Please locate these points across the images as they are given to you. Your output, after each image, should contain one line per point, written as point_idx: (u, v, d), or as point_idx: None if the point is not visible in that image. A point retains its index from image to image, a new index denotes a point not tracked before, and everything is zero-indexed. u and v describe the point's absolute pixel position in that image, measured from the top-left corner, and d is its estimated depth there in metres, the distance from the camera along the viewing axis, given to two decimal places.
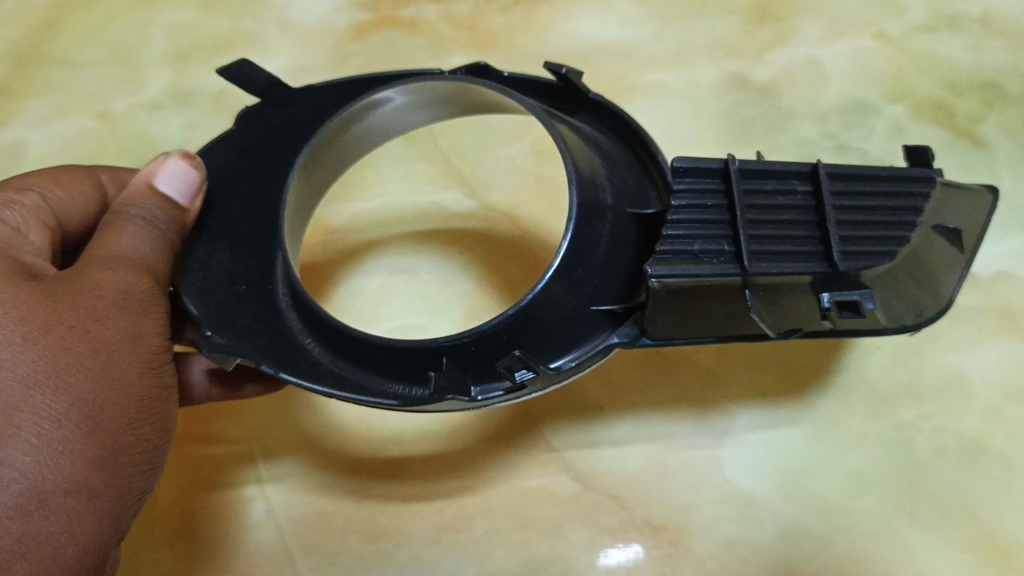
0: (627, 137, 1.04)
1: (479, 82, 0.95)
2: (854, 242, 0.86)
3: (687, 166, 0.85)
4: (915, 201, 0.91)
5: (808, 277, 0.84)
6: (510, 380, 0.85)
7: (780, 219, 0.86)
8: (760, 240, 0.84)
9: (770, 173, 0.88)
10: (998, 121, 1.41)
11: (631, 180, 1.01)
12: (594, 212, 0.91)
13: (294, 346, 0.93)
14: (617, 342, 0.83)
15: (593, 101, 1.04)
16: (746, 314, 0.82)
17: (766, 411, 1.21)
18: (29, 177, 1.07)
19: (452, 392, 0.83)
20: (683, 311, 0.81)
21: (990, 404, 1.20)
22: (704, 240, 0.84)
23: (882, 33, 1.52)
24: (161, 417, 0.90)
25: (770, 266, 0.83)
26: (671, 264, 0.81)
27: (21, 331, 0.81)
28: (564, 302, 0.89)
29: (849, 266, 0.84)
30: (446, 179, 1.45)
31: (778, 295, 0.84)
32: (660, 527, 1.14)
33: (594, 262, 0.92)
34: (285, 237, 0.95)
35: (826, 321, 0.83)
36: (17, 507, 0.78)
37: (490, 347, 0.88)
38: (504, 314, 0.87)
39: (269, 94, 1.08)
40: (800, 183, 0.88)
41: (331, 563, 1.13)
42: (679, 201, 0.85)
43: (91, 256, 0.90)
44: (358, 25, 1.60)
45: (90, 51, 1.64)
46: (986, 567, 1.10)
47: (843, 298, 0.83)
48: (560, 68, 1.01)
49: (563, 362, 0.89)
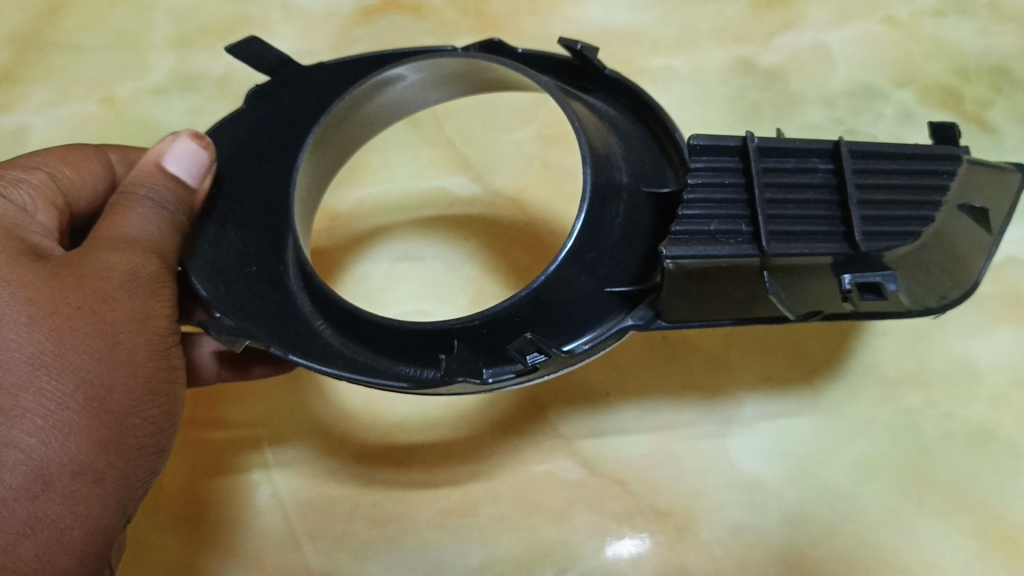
0: (643, 116, 1.03)
1: (491, 58, 0.95)
2: (877, 223, 0.85)
3: (704, 143, 0.84)
4: (942, 179, 0.89)
5: (829, 258, 0.84)
6: (521, 363, 0.85)
7: (801, 198, 0.85)
8: (778, 221, 0.83)
9: (790, 151, 0.86)
10: (1007, 106, 1.41)
11: (647, 159, 1.00)
12: (608, 191, 0.90)
13: (306, 328, 0.93)
14: (633, 324, 0.84)
15: (609, 78, 1.03)
16: (764, 296, 0.83)
17: (772, 397, 1.21)
18: (35, 155, 1.06)
19: (463, 374, 0.83)
20: (700, 293, 0.82)
21: (998, 390, 1.20)
22: (721, 221, 0.83)
23: (890, 17, 1.51)
24: (167, 400, 0.90)
25: (790, 247, 0.82)
26: (687, 246, 0.80)
27: (27, 311, 0.80)
28: (578, 286, 0.89)
29: (872, 247, 0.84)
30: (452, 164, 1.44)
31: (799, 278, 0.84)
32: (666, 512, 1.14)
33: (608, 244, 0.91)
34: (294, 219, 0.94)
35: (847, 303, 0.85)
36: (23, 488, 0.77)
37: (502, 330, 0.87)
38: (515, 295, 0.86)
39: (278, 71, 1.07)
40: (821, 161, 0.86)
41: (337, 547, 1.13)
42: (695, 180, 0.84)
43: (98, 237, 0.89)
44: (363, 10, 1.59)
45: (94, 36, 1.63)
46: (991, 553, 1.10)
47: (864, 280, 0.85)
48: (575, 43, 1.01)
49: (575, 345, 0.90)
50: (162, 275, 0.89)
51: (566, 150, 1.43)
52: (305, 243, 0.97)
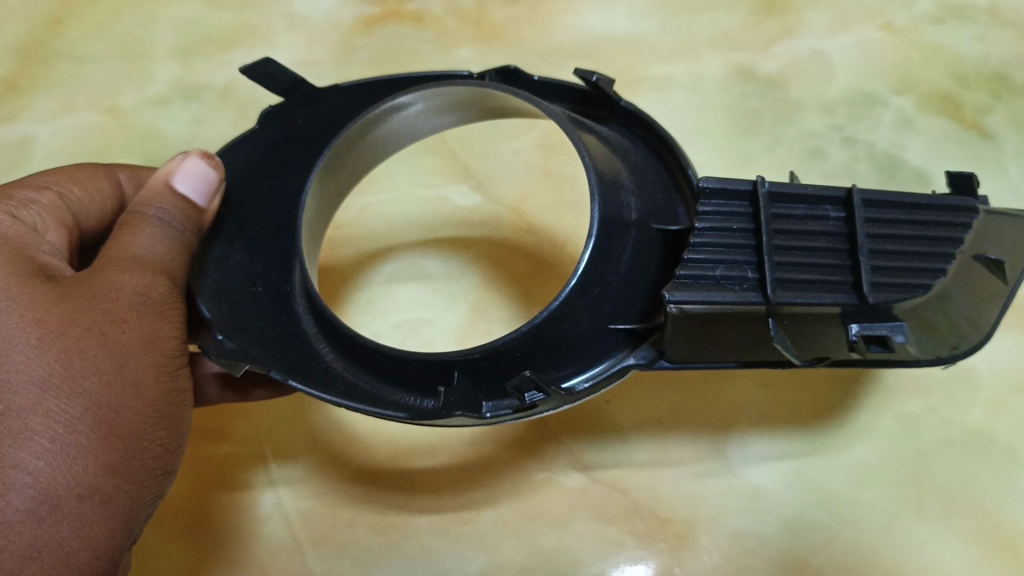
0: (656, 147, 1.03)
1: (504, 89, 0.95)
2: (887, 273, 0.85)
3: (714, 186, 0.87)
4: (956, 232, 0.89)
5: (837, 308, 0.83)
6: (519, 399, 0.86)
7: (810, 246, 0.86)
8: (786, 267, 0.84)
9: (802, 198, 0.87)
10: (1005, 112, 1.41)
11: (659, 194, 1.00)
12: (616, 227, 0.91)
13: (308, 351, 0.94)
14: (635, 364, 0.84)
15: (624, 109, 1.04)
16: (769, 342, 0.80)
17: (773, 406, 1.22)
18: (45, 174, 1.08)
19: (462, 407, 0.83)
20: (704, 337, 0.81)
21: (996, 396, 1.21)
22: (726, 266, 0.84)
23: (889, 24, 1.51)
24: (175, 422, 0.91)
25: (795, 295, 0.83)
26: (690, 291, 0.83)
27: (38, 333, 0.82)
28: (585, 317, 0.89)
29: (881, 298, 0.83)
30: (452, 173, 1.45)
31: (806, 326, 0.83)
32: (667, 519, 1.15)
33: (614, 280, 0.91)
34: (303, 247, 0.95)
35: (853, 352, 0.82)
36: (30, 511, 0.79)
37: (503, 362, 0.88)
38: (517, 329, 0.87)
39: (293, 93, 1.08)
40: (832, 209, 0.87)
41: (341, 555, 1.15)
42: (704, 223, 0.86)
43: (108, 258, 0.91)
44: (364, 19, 1.60)
45: (98, 46, 1.64)
46: (989, 559, 1.11)
47: (871, 332, 0.82)
48: (591, 74, 1.01)
49: (575, 381, 0.91)
50: (170, 295, 0.91)
51: (566, 159, 1.44)
52: (312, 270, 0.98)
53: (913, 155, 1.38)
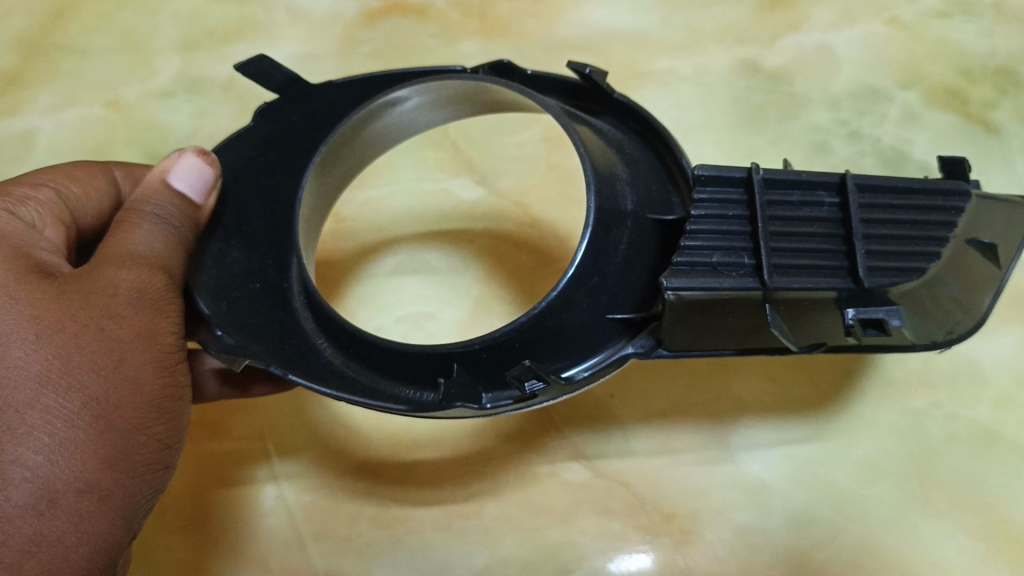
0: (650, 139, 1.03)
1: (499, 81, 0.94)
2: (882, 258, 0.85)
3: (708, 174, 0.85)
4: (949, 216, 0.89)
5: (833, 293, 0.83)
6: (520, 390, 0.85)
7: (805, 232, 0.85)
8: (781, 254, 0.84)
9: (796, 184, 0.86)
10: (1011, 107, 1.40)
11: (653, 185, 0.99)
12: (612, 218, 0.90)
13: (307, 346, 0.94)
14: (634, 352, 0.84)
15: (618, 102, 1.03)
16: (766, 328, 0.80)
17: (778, 401, 1.21)
18: (41, 171, 1.07)
19: (462, 399, 0.83)
20: (699, 325, 0.81)
21: (1003, 392, 1.20)
22: (723, 253, 0.84)
23: (894, 19, 1.51)
24: (173, 416, 0.91)
25: (792, 280, 0.83)
26: (687, 278, 0.82)
27: (35, 329, 0.81)
28: (584, 308, 0.89)
29: (876, 283, 0.84)
30: (455, 166, 1.45)
31: (802, 311, 0.83)
32: (671, 514, 1.14)
33: (611, 271, 0.90)
34: (299, 241, 0.94)
35: (849, 337, 0.81)
36: (28, 506, 0.78)
37: (503, 354, 0.87)
38: (516, 321, 0.86)
39: (287, 89, 1.08)
40: (827, 195, 0.86)
41: (343, 549, 1.14)
42: (700, 211, 0.85)
43: (105, 254, 0.91)
44: (368, 13, 1.60)
45: (101, 39, 1.64)
46: (997, 555, 1.10)
47: (867, 316, 0.81)
48: (584, 68, 1.01)
49: (575, 371, 0.90)
50: (167, 290, 0.90)
51: (570, 152, 1.43)
52: (309, 265, 0.98)
53: (918, 150, 1.38)
